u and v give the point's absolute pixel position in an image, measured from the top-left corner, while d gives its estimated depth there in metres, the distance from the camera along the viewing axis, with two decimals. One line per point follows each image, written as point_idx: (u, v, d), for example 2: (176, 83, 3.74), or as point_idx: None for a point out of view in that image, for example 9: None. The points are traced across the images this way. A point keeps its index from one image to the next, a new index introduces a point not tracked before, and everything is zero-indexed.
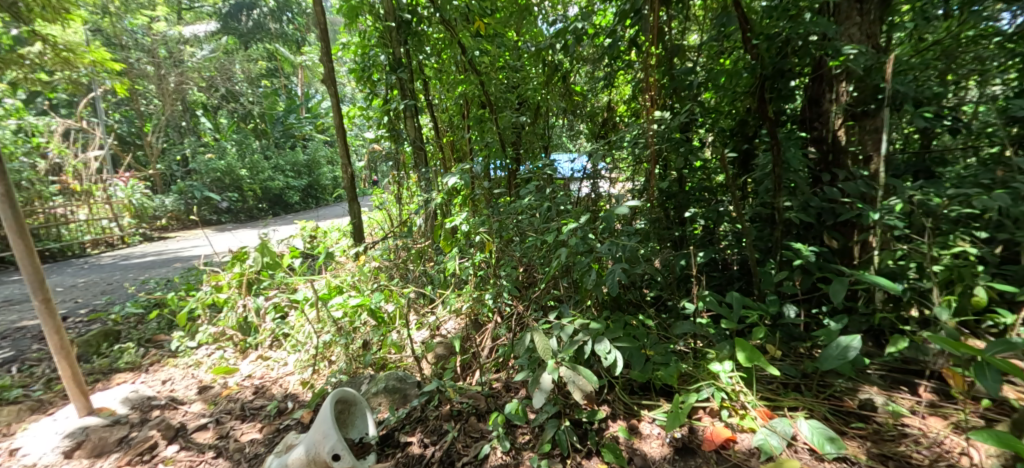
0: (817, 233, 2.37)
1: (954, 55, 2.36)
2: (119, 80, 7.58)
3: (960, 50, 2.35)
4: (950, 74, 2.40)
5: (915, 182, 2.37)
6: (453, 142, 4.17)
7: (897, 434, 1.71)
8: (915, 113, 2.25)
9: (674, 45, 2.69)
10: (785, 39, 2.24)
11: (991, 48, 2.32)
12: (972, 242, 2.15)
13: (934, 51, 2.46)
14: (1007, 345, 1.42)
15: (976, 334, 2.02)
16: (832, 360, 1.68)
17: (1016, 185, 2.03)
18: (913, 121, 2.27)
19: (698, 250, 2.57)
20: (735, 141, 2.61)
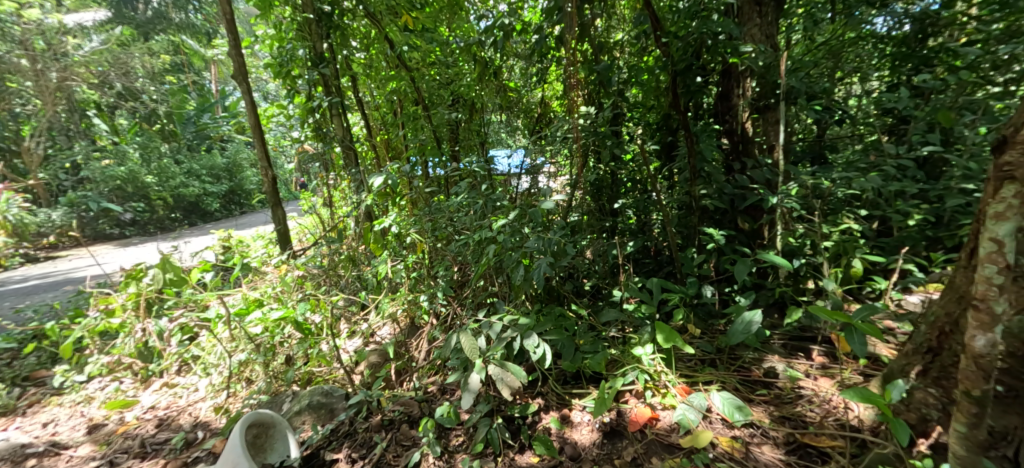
0: (732, 217, 2.56)
1: (840, 54, 2.64)
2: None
3: (845, 50, 2.64)
4: (838, 71, 2.70)
5: (810, 168, 2.63)
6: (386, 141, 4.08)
7: (794, 396, 1.91)
8: (807, 105, 2.49)
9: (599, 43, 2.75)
10: (696, 39, 2.41)
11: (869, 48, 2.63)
12: (855, 219, 2.43)
13: (823, 50, 2.73)
14: (868, 311, 1.69)
15: (859, 299, 2.29)
16: (738, 335, 1.84)
17: (886, 169, 2.32)
18: (806, 113, 2.56)
19: (629, 240, 2.71)
20: (660, 135, 2.79)
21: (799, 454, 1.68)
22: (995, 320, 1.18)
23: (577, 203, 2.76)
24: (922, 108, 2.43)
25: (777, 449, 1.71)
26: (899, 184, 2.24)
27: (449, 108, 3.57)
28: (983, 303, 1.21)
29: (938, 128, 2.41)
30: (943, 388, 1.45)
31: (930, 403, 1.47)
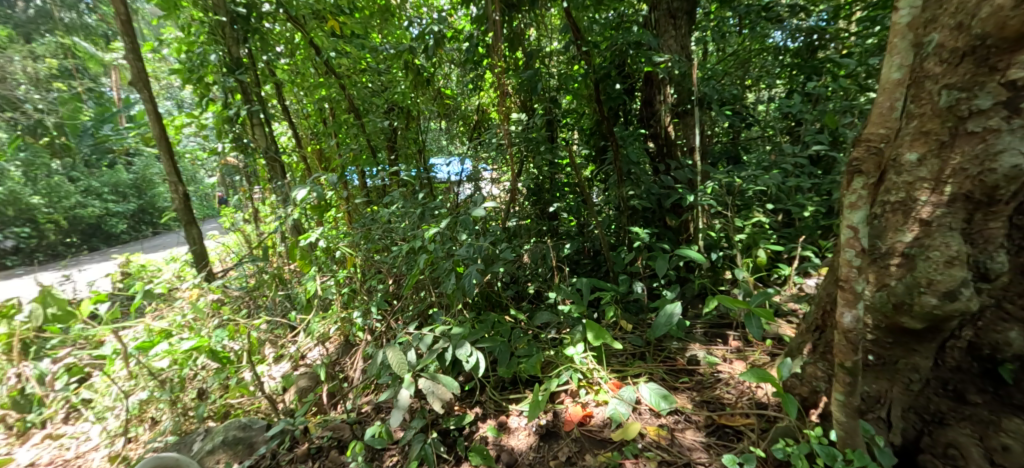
0: (661, 216, 2.70)
1: (747, 64, 2.94)
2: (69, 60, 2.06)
3: (751, 59, 2.92)
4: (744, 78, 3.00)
5: (725, 167, 2.83)
6: (320, 151, 3.96)
7: (713, 381, 2.05)
8: (719, 110, 2.69)
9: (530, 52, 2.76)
10: (619, 48, 2.52)
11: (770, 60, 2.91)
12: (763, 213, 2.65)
13: (733, 60, 3.00)
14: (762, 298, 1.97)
15: (767, 284, 2.49)
16: (661, 327, 1.97)
17: (785, 166, 2.56)
18: (718, 117, 2.77)
19: (565, 242, 2.78)
20: (593, 140, 2.88)
21: (716, 434, 1.81)
22: (857, 297, 1.36)
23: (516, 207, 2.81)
24: (811, 111, 2.71)
25: (699, 432, 1.83)
26: (795, 180, 2.48)
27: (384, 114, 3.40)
28: (846, 283, 1.38)
29: (826, 129, 2.70)
30: (828, 361, 1.64)
31: (819, 376, 1.65)
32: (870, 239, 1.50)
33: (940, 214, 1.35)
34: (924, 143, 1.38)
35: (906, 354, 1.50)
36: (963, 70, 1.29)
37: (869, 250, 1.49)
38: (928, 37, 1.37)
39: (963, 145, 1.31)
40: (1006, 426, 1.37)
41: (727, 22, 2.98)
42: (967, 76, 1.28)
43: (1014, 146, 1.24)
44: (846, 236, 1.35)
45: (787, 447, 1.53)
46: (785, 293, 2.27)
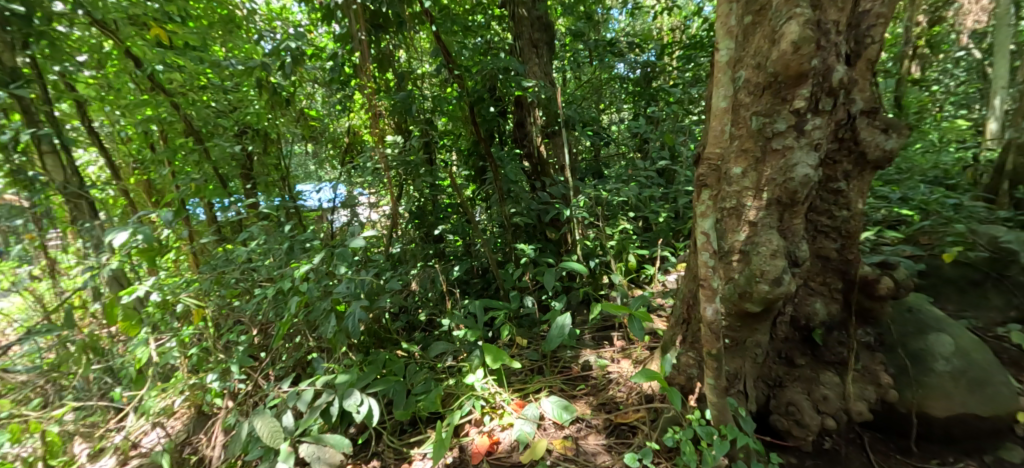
0: (541, 231, 2.81)
1: (599, 90, 3.24)
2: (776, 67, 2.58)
3: (603, 85, 3.23)
4: (600, 102, 3.26)
5: (592, 180, 3.08)
6: (147, 182, 3.23)
7: (606, 382, 2.17)
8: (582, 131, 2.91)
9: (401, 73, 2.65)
10: (490, 73, 2.59)
11: (617, 89, 3.24)
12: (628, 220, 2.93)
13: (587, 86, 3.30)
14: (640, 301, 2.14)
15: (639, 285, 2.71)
16: (555, 340, 2.03)
17: (641, 179, 2.87)
18: (582, 137, 3.00)
19: (453, 264, 2.73)
20: (472, 160, 2.91)
21: (615, 434, 1.93)
22: (713, 292, 1.55)
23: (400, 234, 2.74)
24: (654, 130, 3.09)
25: (600, 436, 1.92)
26: (650, 191, 2.81)
27: (235, 137, 2.95)
28: (704, 281, 1.57)
29: (668, 146, 3.12)
30: (696, 350, 1.85)
31: (691, 364, 1.85)
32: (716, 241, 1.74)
33: (762, 216, 1.65)
34: (745, 158, 1.68)
35: (750, 333, 1.74)
36: (766, 99, 1.63)
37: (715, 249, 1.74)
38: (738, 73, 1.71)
39: (771, 160, 1.63)
40: (823, 379, 1.73)
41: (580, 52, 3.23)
42: (769, 104, 1.61)
43: (804, 160, 1.61)
44: (701, 241, 1.55)
45: (674, 435, 1.68)
46: (653, 290, 2.50)
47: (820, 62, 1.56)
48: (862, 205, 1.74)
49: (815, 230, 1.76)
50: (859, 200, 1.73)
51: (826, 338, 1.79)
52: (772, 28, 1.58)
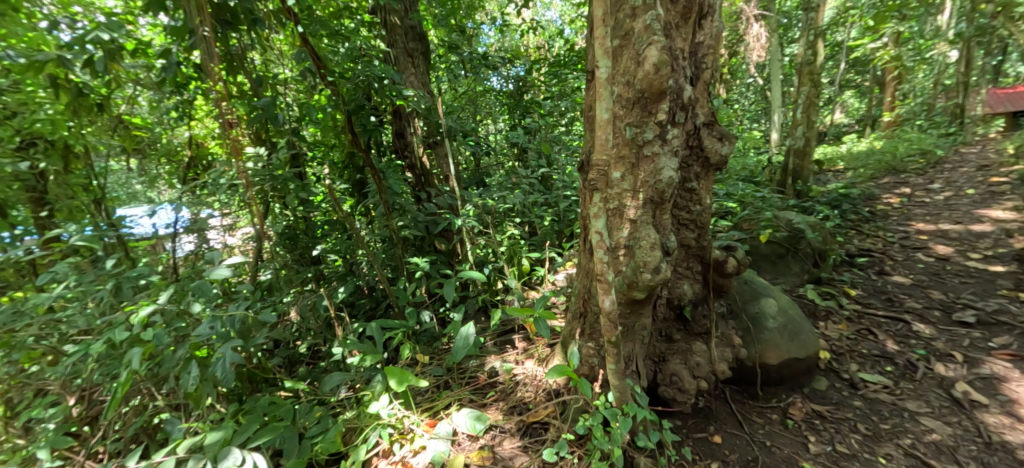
0: (429, 242, 2.76)
1: (476, 102, 3.33)
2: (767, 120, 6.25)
3: (479, 97, 3.36)
4: (477, 114, 3.37)
5: (477, 190, 3.16)
6: None
7: (513, 385, 2.22)
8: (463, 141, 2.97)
9: (258, 77, 2.31)
10: (362, 81, 2.41)
11: (492, 98, 3.46)
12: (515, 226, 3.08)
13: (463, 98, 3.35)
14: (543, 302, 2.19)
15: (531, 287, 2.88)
16: (461, 351, 2.01)
17: (524, 186, 3.04)
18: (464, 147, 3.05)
19: (338, 287, 2.53)
20: (348, 173, 2.73)
21: (528, 434, 1.97)
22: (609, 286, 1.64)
23: (269, 257, 2.39)
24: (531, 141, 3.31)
25: (515, 439, 1.95)
26: (532, 197, 3.00)
27: (15, 152, 2.19)
28: (600, 276, 1.66)
29: (543, 156, 3.38)
30: (595, 340, 2.02)
31: (592, 354, 2.01)
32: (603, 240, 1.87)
33: (640, 214, 1.81)
34: (622, 164, 1.82)
35: (638, 317, 1.93)
36: (635, 112, 1.80)
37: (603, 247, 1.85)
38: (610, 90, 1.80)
39: (643, 166, 1.82)
40: (695, 349, 2.04)
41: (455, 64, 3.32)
42: (638, 117, 1.79)
43: (668, 165, 1.83)
44: (596, 240, 1.62)
45: (584, 422, 1.77)
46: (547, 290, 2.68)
47: (673, 83, 1.81)
48: (709, 200, 2.07)
49: (679, 223, 2.09)
50: (707, 197, 2.06)
51: (694, 314, 2.12)
52: (636, 53, 1.72)
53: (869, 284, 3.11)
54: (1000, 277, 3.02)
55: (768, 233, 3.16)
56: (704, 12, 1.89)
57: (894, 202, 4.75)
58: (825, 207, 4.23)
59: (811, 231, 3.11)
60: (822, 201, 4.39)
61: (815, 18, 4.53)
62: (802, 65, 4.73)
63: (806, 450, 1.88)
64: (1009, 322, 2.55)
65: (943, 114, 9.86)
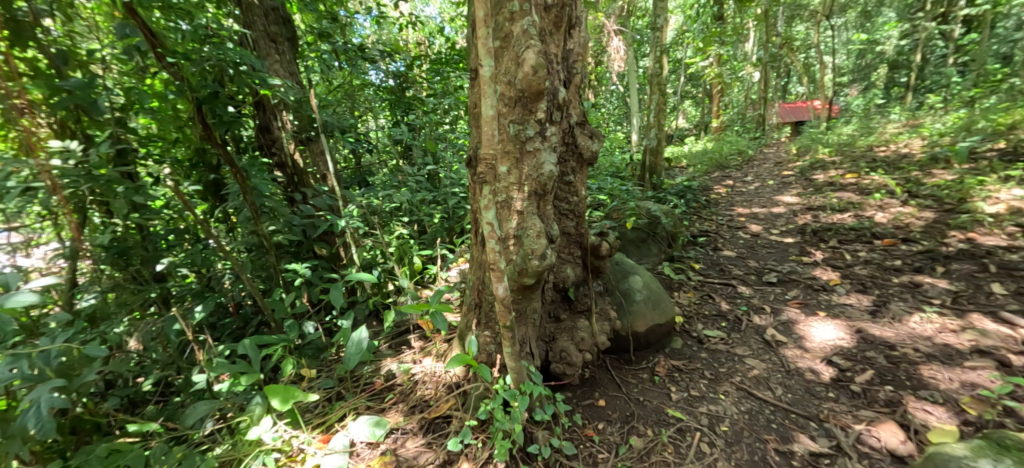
0: (308, 247, 2.60)
1: (353, 97, 3.23)
2: (637, 122, 7.19)
3: (356, 92, 3.27)
4: (356, 110, 3.27)
5: (361, 189, 3.08)
6: None
7: (412, 385, 2.23)
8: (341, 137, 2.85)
9: (58, 51, 1.83)
10: (211, 62, 2.11)
11: (371, 94, 3.40)
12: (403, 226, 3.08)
13: (340, 92, 3.23)
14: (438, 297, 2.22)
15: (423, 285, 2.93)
16: (354, 356, 1.95)
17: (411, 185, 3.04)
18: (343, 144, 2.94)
19: (197, 305, 2.24)
20: (198, 173, 2.38)
21: (431, 430, 2.00)
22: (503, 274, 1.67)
23: (88, 279, 1.99)
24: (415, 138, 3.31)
25: (418, 437, 1.97)
26: (420, 196, 3.03)
27: None
28: (493, 265, 1.68)
29: (429, 154, 3.43)
30: (491, 329, 2.10)
31: (489, 341, 2.10)
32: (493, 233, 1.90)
33: (526, 205, 1.87)
34: (508, 159, 1.84)
35: (529, 301, 2.02)
36: (517, 111, 1.82)
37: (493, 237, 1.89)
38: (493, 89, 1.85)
39: (527, 162, 1.86)
40: (579, 325, 2.26)
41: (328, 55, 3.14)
42: (520, 115, 1.81)
43: (548, 159, 1.89)
44: (487, 230, 1.65)
45: (485, 407, 1.83)
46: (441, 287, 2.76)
47: (550, 84, 1.88)
48: (584, 192, 2.28)
49: (560, 214, 2.26)
50: (582, 188, 2.27)
51: (576, 293, 2.36)
52: (516, 55, 1.75)
53: (706, 259, 3.75)
54: (791, 246, 3.90)
55: (632, 221, 3.64)
56: (574, 22, 2.04)
57: (721, 193, 5.83)
58: (675, 197, 5.05)
59: (665, 218, 3.70)
60: (671, 193, 5.31)
61: (659, 37, 5.30)
62: (650, 76, 5.50)
63: (669, 398, 2.22)
64: (797, 279, 3.32)
65: (752, 123, 12.18)
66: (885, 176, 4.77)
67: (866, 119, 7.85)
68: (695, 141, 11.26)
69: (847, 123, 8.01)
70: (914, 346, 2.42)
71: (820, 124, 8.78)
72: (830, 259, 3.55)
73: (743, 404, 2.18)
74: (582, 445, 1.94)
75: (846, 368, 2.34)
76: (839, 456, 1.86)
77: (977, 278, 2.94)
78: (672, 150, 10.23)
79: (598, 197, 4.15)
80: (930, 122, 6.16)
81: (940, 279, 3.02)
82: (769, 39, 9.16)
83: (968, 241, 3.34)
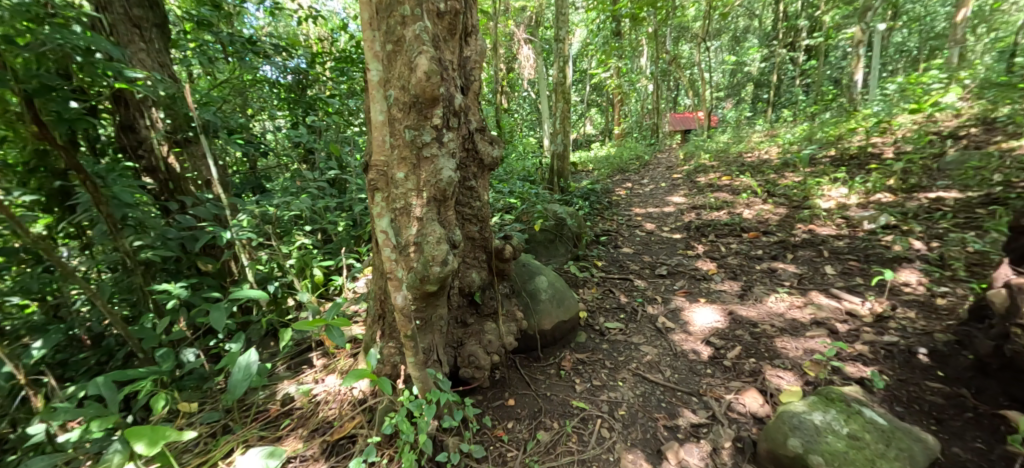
0: (189, 262, 2.34)
1: (245, 93, 2.87)
2: (545, 127, 7.49)
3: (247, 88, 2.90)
4: (248, 107, 2.96)
5: (255, 197, 2.84)
6: None
7: (313, 407, 2.11)
8: (226, 138, 2.59)
9: None
10: (53, 50, 1.82)
11: (265, 91, 3.10)
12: (305, 235, 2.89)
13: (227, 88, 2.81)
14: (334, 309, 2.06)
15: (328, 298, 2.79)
16: (241, 384, 1.79)
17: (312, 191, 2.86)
18: (229, 146, 2.70)
19: (37, 340, 1.91)
20: (39, 179, 1.96)
21: (334, 452, 1.92)
22: (400, 282, 1.64)
23: None
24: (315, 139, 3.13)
25: (318, 463, 1.88)
26: (323, 202, 2.86)
27: None
28: (390, 274, 1.64)
29: (334, 158, 3.27)
30: (395, 339, 2.05)
31: (394, 352, 2.04)
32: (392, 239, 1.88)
33: (425, 211, 1.86)
34: (404, 165, 1.84)
35: (433, 309, 2.00)
36: (412, 116, 1.80)
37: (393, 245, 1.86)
38: (387, 92, 1.81)
39: (424, 168, 1.85)
40: (486, 328, 2.28)
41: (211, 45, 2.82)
42: (415, 120, 1.79)
43: (446, 165, 1.89)
44: (381, 238, 1.61)
45: (391, 421, 1.77)
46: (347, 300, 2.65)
47: (445, 90, 1.88)
48: (487, 196, 2.32)
49: (463, 218, 2.27)
50: (484, 193, 2.30)
51: (483, 296, 2.37)
52: (408, 59, 1.73)
53: (608, 256, 4.01)
54: (679, 241, 4.32)
55: (541, 223, 3.77)
56: (469, 30, 2.07)
57: (621, 195, 6.26)
58: (580, 200, 5.33)
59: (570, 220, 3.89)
60: (576, 195, 5.61)
61: (560, 48, 5.59)
62: (555, 85, 5.77)
63: (574, 390, 2.34)
64: (683, 271, 3.68)
65: (647, 131, 13.28)
66: (751, 178, 5.49)
67: (738, 129, 8.98)
68: (598, 147, 11.99)
69: (723, 133, 9.08)
70: (772, 322, 2.81)
71: (702, 134, 9.85)
72: (709, 251, 3.99)
73: (638, 388, 2.37)
74: (492, 446, 1.97)
75: (720, 346, 2.65)
76: (715, 424, 2.10)
77: (817, 262, 3.49)
78: (577, 155, 10.77)
79: (508, 200, 4.23)
80: (784, 132, 7.22)
81: (790, 264, 3.54)
82: (658, 55, 10.09)
83: (811, 231, 3.96)
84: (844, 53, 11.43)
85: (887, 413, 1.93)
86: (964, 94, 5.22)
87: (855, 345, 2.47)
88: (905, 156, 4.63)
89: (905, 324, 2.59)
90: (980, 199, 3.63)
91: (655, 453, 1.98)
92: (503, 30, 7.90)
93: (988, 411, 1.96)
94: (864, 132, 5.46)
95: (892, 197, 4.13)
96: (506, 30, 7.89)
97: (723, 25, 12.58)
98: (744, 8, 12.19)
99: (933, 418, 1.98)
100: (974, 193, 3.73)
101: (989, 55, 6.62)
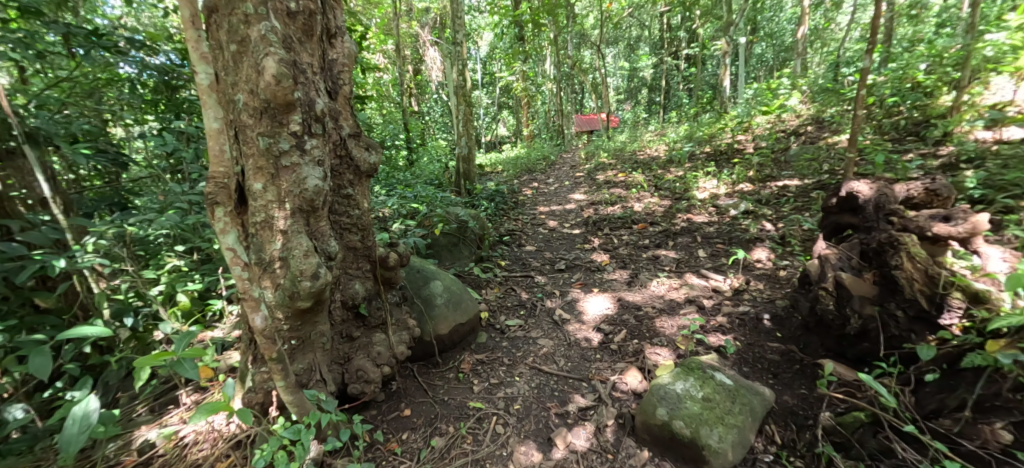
0: (22, 300, 1.93)
1: (95, 94, 2.47)
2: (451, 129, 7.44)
3: (100, 90, 2.49)
4: (100, 112, 2.50)
5: (112, 216, 2.44)
6: None
7: (180, 451, 1.88)
8: (68, 148, 2.16)
9: None
10: None
11: (125, 91, 2.59)
12: (173, 256, 2.54)
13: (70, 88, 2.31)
14: (187, 337, 1.68)
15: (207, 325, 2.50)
16: (74, 439, 1.47)
17: (180, 206, 2.52)
18: (71, 156, 2.22)
19: None
20: None
21: None
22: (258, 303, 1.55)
23: None
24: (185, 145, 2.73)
25: None
26: (195, 218, 2.54)
27: None
28: (246, 294, 1.57)
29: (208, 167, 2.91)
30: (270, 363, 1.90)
31: (269, 377, 1.88)
32: (255, 255, 1.74)
33: (290, 223, 1.76)
34: (262, 175, 1.71)
35: (311, 326, 1.90)
36: (265, 122, 1.68)
37: (256, 262, 1.73)
38: (235, 96, 1.68)
39: (285, 177, 1.74)
40: (375, 340, 2.21)
41: (43, 36, 2.31)
42: (269, 127, 1.68)
43: (312, 174, 1.79)
44: (228, 257, 1.51)
45: (264, 452, 1.63)
46: (227, 326, 2.43)
47: (303, 95, 1.77)
48: (367, 203, 2.25)
49: (340, 228, 2.17)
50: (363, 201, 2.22)
51: (369, 308, 2.28)
52: (254, 62, 1.62)
53: (511, 255, 4.10)
54: (577, 236, 4.56)
55: (441, 227, 3.74)
56: (332, 32, 2.00)
57: (527, 195, 6.44)
58: (485, 201, 5.38)
59: (472, 222, 3.89)
60: (482, 197, 5.65)
61: (460, 51, 5.58)
62: (457, 87, 5.74)
63: (471, 391, 2.36)
64: (579, 264, 3.89)
65: (551, 133, 13.82)
66: (640, 174, 5.98)
67: (632, 130, 9.73)
68: (505, 149, 12.15)
69: (618, 134, 9.77)
70: (653, 304, 3.08)
71: (599, 135, 10.50)
72: (603, 244, 4.26)
73: (534, 380, 2.46)
74: (384, 461, 1.92)
75: (608, 332, 2.85)
76: (600, 406, 2.25)
77: (692, 247, 3.91)
78: (485, 157, 10.85)
79: (411, 205, 4.13)
80: (669, 132, 7.97)
81: (670, 250, 3.92)
82: (558, 59, 10.56)
83: (688, 220, 4.41)
84: (714, 62, 12.92)
85: (735, 373, 2.23)
86: (803, 98, 6.17)
87: (716, 318, 2.80)
88: (760, 151, 5.35)
89: (755, 294, 3.01)
90: (813, 185, 4.32)
91: (547, 441, 2.07)
92: (407, 31, 7.72)
93: (810, 361, 2.34)
94: (731, 131, 6.21)
95: (750, 187, 4.76)
96: (410, 32, 7.74)
97: (615, 33, 13.53)
98: (633, 19, 13.22)
99: (772, 373, 2.33)
100: (810, 181, 4.42)
101: (821, 67, 7.91)
